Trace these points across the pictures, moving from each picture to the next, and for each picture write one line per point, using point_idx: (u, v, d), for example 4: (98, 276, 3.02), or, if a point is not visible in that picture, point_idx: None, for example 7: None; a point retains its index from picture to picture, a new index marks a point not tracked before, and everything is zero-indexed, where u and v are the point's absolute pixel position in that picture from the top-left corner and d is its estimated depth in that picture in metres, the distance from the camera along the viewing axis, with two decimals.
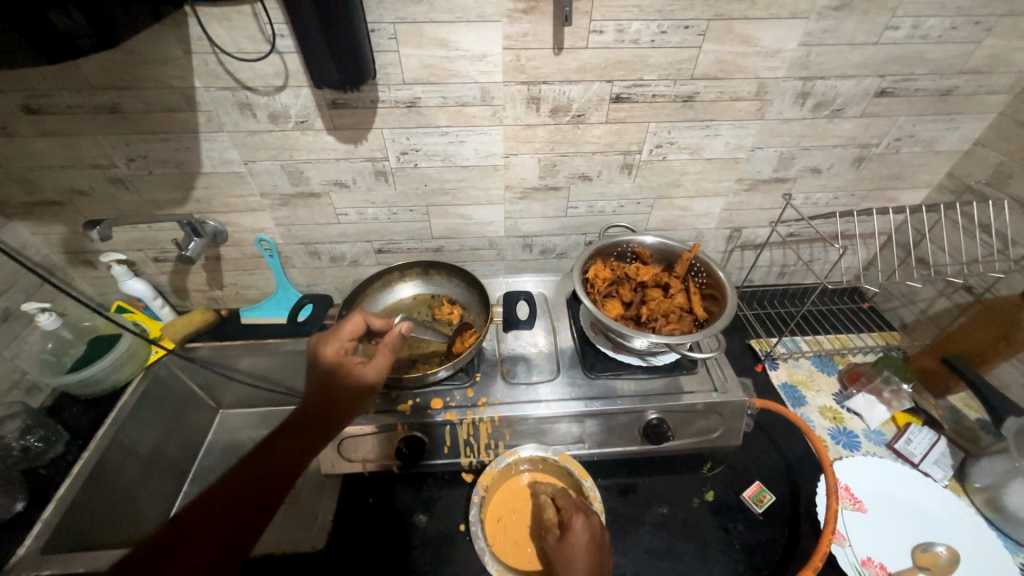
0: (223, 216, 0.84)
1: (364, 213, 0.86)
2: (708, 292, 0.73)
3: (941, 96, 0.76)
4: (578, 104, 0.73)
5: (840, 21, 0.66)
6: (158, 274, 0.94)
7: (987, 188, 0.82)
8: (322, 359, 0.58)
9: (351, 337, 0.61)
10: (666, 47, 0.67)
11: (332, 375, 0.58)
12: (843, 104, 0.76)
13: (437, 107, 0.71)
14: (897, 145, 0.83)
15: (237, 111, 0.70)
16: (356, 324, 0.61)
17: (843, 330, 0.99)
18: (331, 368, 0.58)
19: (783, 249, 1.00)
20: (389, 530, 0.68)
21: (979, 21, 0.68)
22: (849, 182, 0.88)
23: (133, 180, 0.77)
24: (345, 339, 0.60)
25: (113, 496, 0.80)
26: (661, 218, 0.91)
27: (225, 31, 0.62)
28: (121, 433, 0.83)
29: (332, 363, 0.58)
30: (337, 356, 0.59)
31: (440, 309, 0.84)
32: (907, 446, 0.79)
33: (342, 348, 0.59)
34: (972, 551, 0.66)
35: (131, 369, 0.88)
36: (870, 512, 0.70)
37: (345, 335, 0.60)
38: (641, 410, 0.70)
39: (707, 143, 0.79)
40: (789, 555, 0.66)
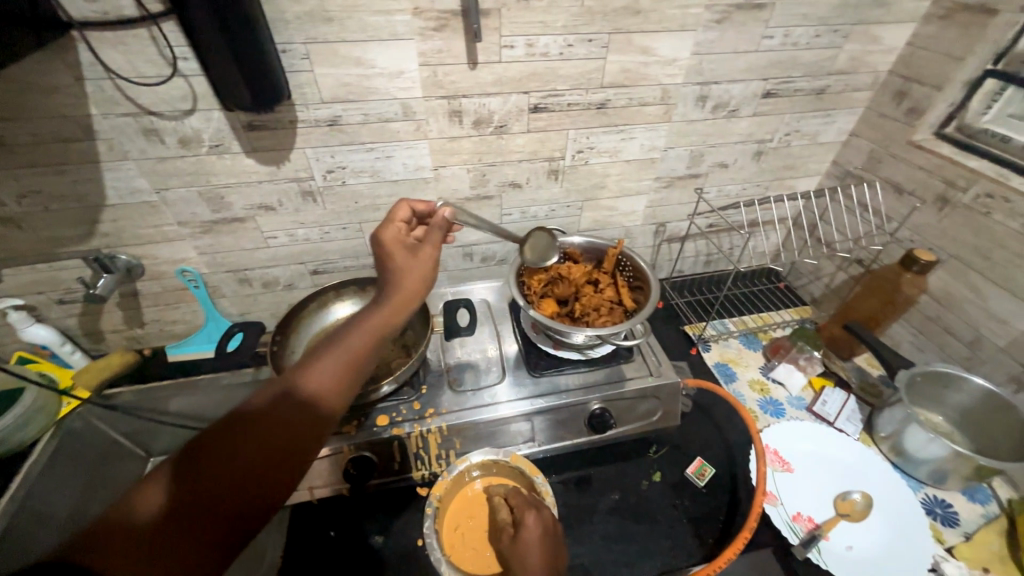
0: (137, 249, 0.79)
1: (294, 235, 0.84)
2: (635, 284, 0.78)
3: (817, 95, 0.86)
4: (499, 115, 0.76)
5: (723, 32, 0.74)
6: (65, 317, 0.86)
7: (863, 172, 0.94)
8: (384, 242, 0.58)
9: (402, 221, 0.62)
10: (574, 59, 0.71)
11: (389, 258, 0.57)
12: (737, 106, 0.84)
13: (360, 124, 0.72)
14: (788, 139, 0.92)
15: (142, 138, 0.66)
16: (403, 211, 0.63)
17: (764, 308, 1.08)
18: (391, 248, 0.58)
19: (705, 239, 1.08)
20: (344, 557, 0.66)
21: (837, 29, 0.78)
22: (753, 175, 0.97)
23: (26, 218, 0.71)
24: (398, 223, 0.61)
25: (23, 567, 0.73)
26: (591, 219, 0.96)
27: (120, 55, 0.59)
28: (30, 497, 0.75)
29: (394, 243, 0.58)
30: (395, 245, 0.58)
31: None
32: (824, 407, 0.87)
33: (396, 228, 0.60)
34: (882, 493, 0.74)
35: (38, 425, 0.79)
36: (796, 471, 0.77)
37: (397, 221, 0.61)
38: (585, 402, 0.73)
39: (624, 146, 0.85)
40: (729, 521, 0.71)
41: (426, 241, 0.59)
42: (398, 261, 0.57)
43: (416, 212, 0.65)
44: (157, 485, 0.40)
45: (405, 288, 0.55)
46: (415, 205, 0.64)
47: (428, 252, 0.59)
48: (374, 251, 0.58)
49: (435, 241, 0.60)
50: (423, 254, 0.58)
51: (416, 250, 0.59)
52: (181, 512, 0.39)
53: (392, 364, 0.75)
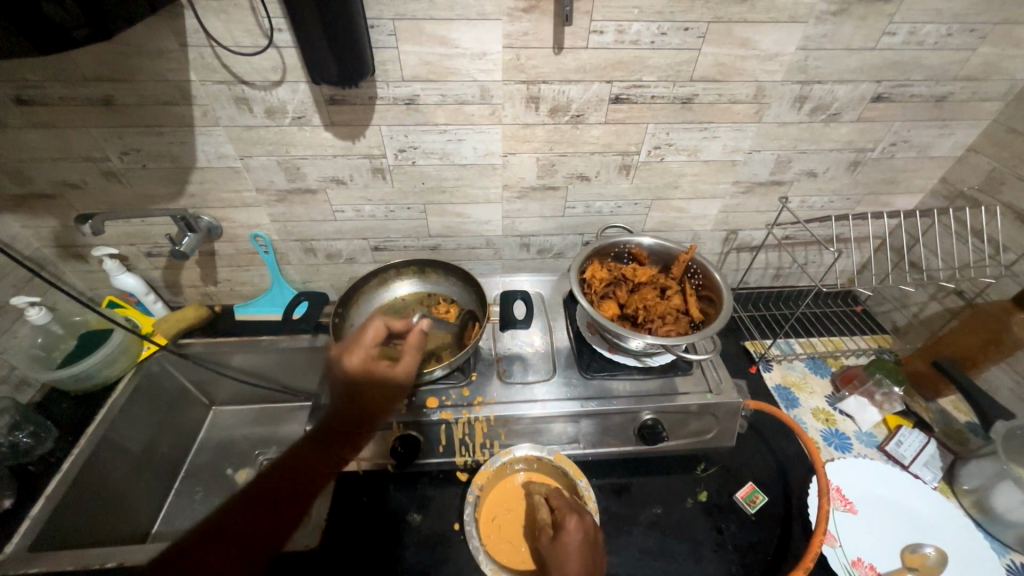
0: (218, 212, 0.83)
1: (360, 210, 0.85)
2: (704, 294, 0.74)
3: (936, 102, 0.77)
4: (578, 104, 0.73)
5: (838, 26, 0.66)
6: (151, 269, 0.93)
7: (979, 193, 0.83)
8: (353, 365, 0.69)
9: (372, 342, 0.71)
10: (666, 48, 0.67)
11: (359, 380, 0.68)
12: (840, 109, 0.76)
13: (436, 105, 0.71)
14: (892, 150, 0.83)
15: (233, 105, 0.69)
16: (378, 327, 0.71)
17: (836, 332, 1.00)
18: (364, 370, 0.69)
19: (779, 252, 1.00)
20: (385, 529, 0.68)
21: (975, 29, 0.68)
22: (844, 186, 0.89)
23: (126, 174, 0.76)
24: (369, 343, 0.70)
25: (104, 493, 0.79)
26: (658, 219, 0.92)
27: (222, 24, 0.61)
28: (112, 429, 0.82)
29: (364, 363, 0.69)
30: (367, 364, 0.69)
31: (437, 309, 0.83)
32: (898, 448, 0.79)
33: (365, 348, 0.70)
34: (960, 552, 0.67)
35: (122, 365, 0.87)
36: (861, 513, 0.71)
37: (370, 339, 0.70)
38: (636, 410, 0.70)
39: (705, 146, 0.79)
40: (780, 555, 0.66)
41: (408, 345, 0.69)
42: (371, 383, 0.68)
43: (391, 329, 0.72)
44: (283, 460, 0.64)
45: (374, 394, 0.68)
46: (390, 324, 0.71)
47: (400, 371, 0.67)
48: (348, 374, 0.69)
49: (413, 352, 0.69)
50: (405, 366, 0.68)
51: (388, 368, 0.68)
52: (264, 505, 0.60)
53: (443, 353, 0.76)
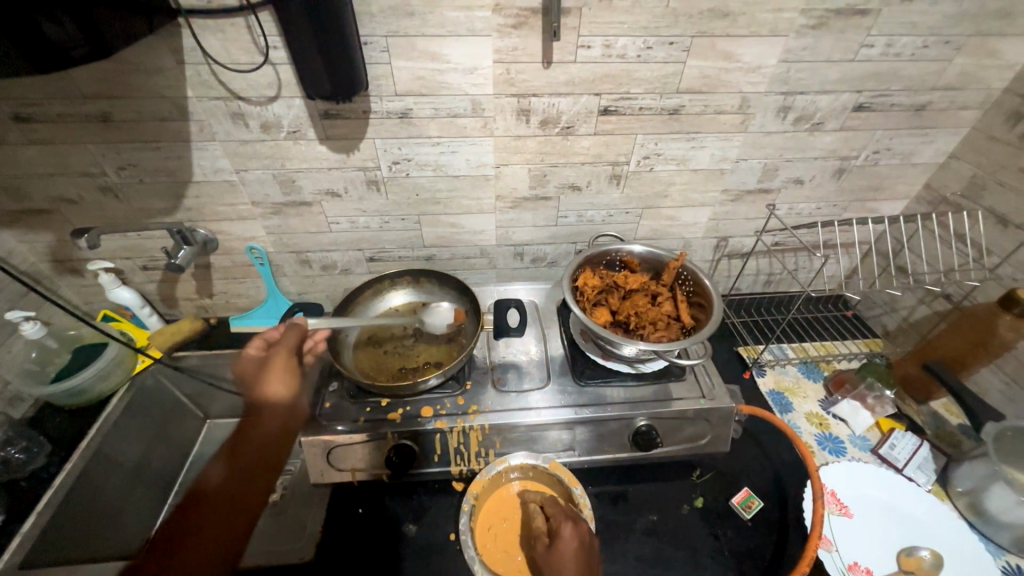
0: (214, 225, 0.84)
1: (355, 222, 0.86)
2: (695, 301, 0.75)
3: (916, 111, 0.79)
4: (567, 116, 0.74)
5: (818, 40, 0.69)
6: (146, 282, 0.93)
7: (961, 199, 0.85)
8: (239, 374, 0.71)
9: (255, 349, 0.72)
10: (652, 62, 0.69)
11: (252, 377, 0.70)
12: (823, 118, 0.78)
13: (429, 118, 0.73)
14: (876, 157, 0.85)
15: (229, 121, 0.70)
16: (256, 341, 0.73)
17: (828, 337, 1.01)
18: (251, 368, 0.71)
19: (769, 258, 1.02)
20: (380, 540, 0.67)
21: (949, 40, 0.71)
22: (830, 193, 0.90)
23: (122, 188, 0.77)
24: (251, 351, 0.72)
25: (96, 508, 0.79)
26: (649, 228, 0.93)
27: (219, 43, 0.62)
28: (105, 443, 0.81)
29: (255, 362, 0.71)
30: (243, 372, 0.71)
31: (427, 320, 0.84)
32: (892, 451, 0.79)
33: (251, 353, 0.72)
34: (956, 554, 0.67)
35: (116, 380, 0.86)
36: (856, 517, 0.71)
37: (253, 347, 0.72)
38: (631, 416, 0.70)
39: (693, 155, 0.81)
40: (777, 560, 0.66)
41: (279, 344, 0.70)
42: (252, 376, 0.70)
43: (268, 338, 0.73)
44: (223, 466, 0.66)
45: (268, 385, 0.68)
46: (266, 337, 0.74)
47: (268, 374, 0.68)
48: (240, 372, 0.71)
49: (283, 356, 0.69)
50: (281, 354, 0.69)
51: (269, 360, 0.69)
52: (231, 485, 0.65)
53: (439, 360, 0.77)
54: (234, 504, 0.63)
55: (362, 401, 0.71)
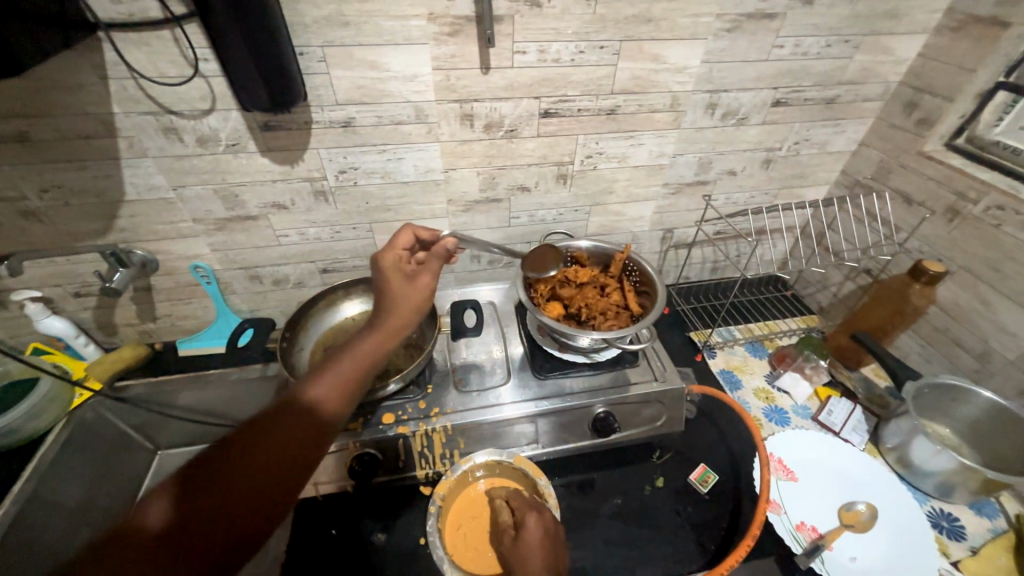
0: (153, 245, 0.80)
1: (305, 233, 0.85)
2: (642, 289, 0.78)
3: (827, 104, 0.87)
4: (510, 119, 0.77)
5: (734, 41, 0.74)
6: (80, 310, 0.88)
7: (873, 182, 0.94)
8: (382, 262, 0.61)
9: (402, 249, 0.65)
10: (586, 65, 0.72)
11: (387, 282, 0.60)
12: (747, 114, 0.85)
13: (373, 126, 0.73)
14: (797, 148, 0.93)
15: (162, 136, 0.68)
16: (403, 238, 0.66)
17: (770, 316, 1.08)
18: (391, 267, 0.61)
19: (712, 246, 1.08)
20: (348, 553, 0.66)
21: (848, 39, 0.78)
22: (761, 183, 0.97)
23: (46, 212, 0.73)
24: (398, 249, 0.64)
25: (33, 555, 0.74)
26: (598, 224, 0.97)
27: (144, 56, 0.61)
28: (43, 485, 0.76)
29: (392, 267, 0.61)
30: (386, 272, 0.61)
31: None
32: (829, 416, 0.86)
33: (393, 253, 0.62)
34: (888, 504, 0.74)
35: (51, 416, 0.81)
36: (801, 480, 0.77)
37: (401, 244, 0.65)
38: (589, 404, 0.73)
39: (633, 152, 0.85)
40: (733, 528, 0.70)
41: (428, 261, 0.61)
42: (395, 286, 0.59)
43: (420, 239, 0.68)
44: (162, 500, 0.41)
45: (403, 301, 0.58)
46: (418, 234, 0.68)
47: (421, 282, 0.60)
48: (376, 274, 0.61)
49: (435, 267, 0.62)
50: (430, 273, 0.61)
51: (416, 275, 0.61)
52: (187, 524, 0.40)
53: (401, 362, 0.77)
54: (213, 532, 0.41)
55: None
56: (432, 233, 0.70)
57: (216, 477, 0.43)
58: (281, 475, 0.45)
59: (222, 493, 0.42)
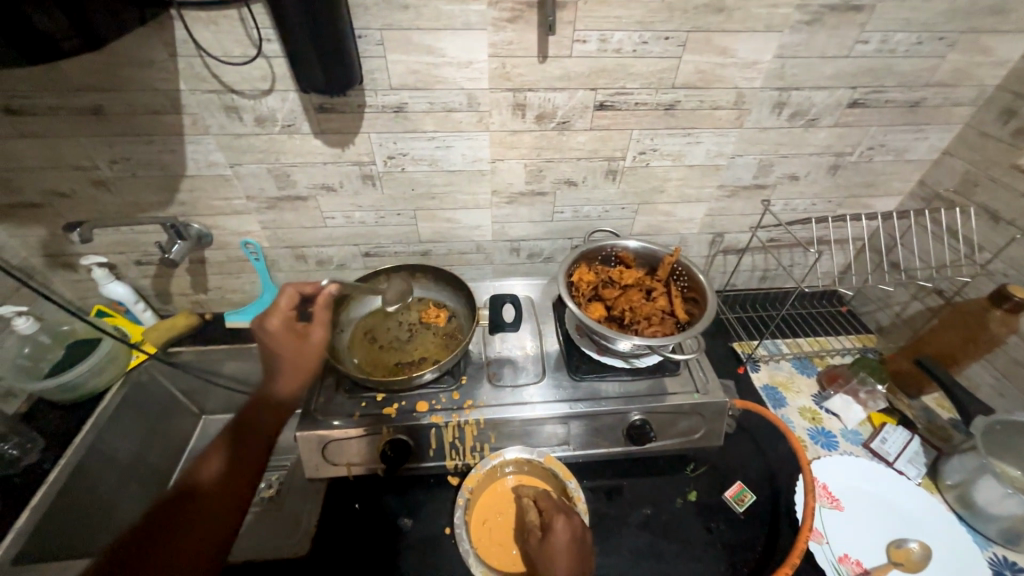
0: (209, 219, 0.83)
1: (351, 217, 0.86)
2: (689, 296, 0.75)
3: (909, 108, 0.79)
4: (563, 111, 0.74)
5: (812, 35, 0.69)
6: (140, 277, 0.93)
7: (954, 195, 0.86)
8: (265, 330, 0.62)
9: (289, 310, 0.65)
10: (648, 56, 0.69)
11: (275, 348, 0.62)
12: (818, 114, 0.79)
13: (424, 112, 0.72)
14: (870, 153, 0.86)
15: (223, 114, 0.70)
16: (290, 295, 0.65)
17: (822, 333, 1.02)
18: (275, 333, 0.62)
19: (764, 254, 1.02)
20: (375, 534, 0.68)
21: (943, 36, 0.71)
22: (825, 189, 0.91)
23: (115, 182, 0.76)
24: (285, 312, 0.64)
25: (90, 503, 0.79)
26: (645, 223, 0.93)
27: (212, 35, 0.62)
28: (100, 439, 0.81)
29: (275, 334, 0.62)
30: (264, 331, 0.62)
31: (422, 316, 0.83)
32: (883, 445, 0.80)
33: (284, 305, 0.64)
34: (945, 546, 0.68)
35: (109, 376, 0.86)
36: (846, 510, 0.72)
37: (281, 308, 0.64)
38: (625, 411, 0.71)
39: (689, 151, 0.81)
40: (769, 552, 0.67)
41: (318, 313, 0.64)
42: (288, 350, 0.62)
43: (304, 295, 0.66)
44: (215, 458, 0.55)
45: (302, 361, 0.62)
46: (301, 290, 0.65)
47: (316, 335, 0.63)
48: (262, 341, 0.62)
49: (325, 315, 0.65)
50: (320, 329, 0.64)
51: (306, 334, 0.64)
52: (234, 478, 0.54)
53: (436, 352, 0.77)
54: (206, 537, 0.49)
55: (357, 396, 0.71)
56: (318, 282, 0.68)
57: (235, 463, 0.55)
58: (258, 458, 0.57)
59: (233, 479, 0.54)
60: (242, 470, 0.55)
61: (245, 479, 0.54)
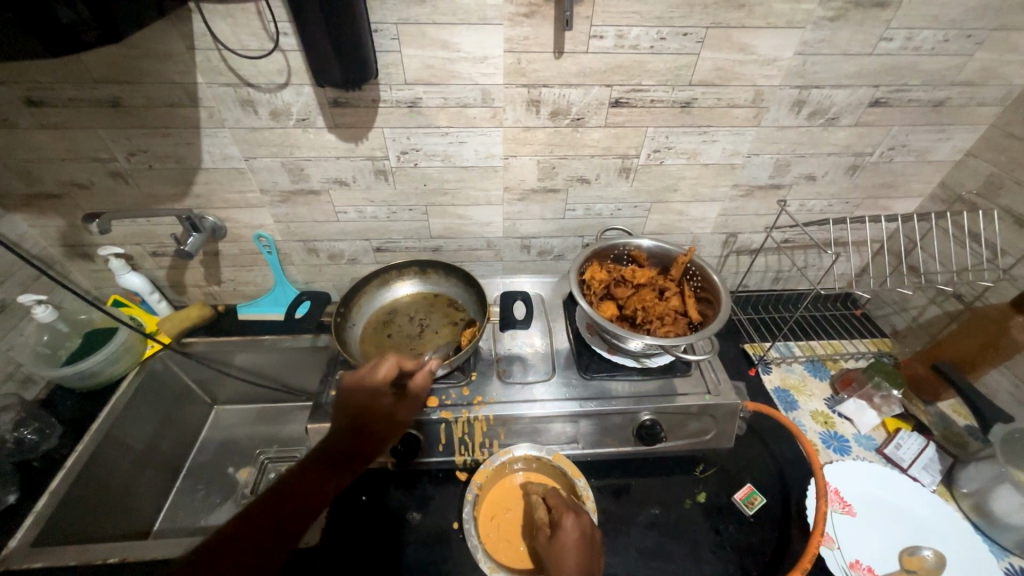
0: (223, 212, 0.84)
1: (363, 211, 0.86)
2: (702, 296, 0.74)
3: (934, 107, 0.78)
4: (578, 107, 0.74)
5: (836, 31, 0.67)
6: (156, 268, 0.94)
7: (977, 198, 0.84)
8: (358, 390, 0.60)
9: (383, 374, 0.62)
10: (665, 53, 0.68)
11: (366, 410, 0.60)
12: (838, 113, 0.77)
13: (438, 107, 0.72)
14: (890, 154, 0.84)
15: (239, 108, 0.70)
16: (390, 362, 0.63)
17: (836, 336, 1.00)
18: (366, 398, 0.60)
19: (778, 255, 1.01)
20: (384, 528, 0.68)
21: (971, 34, 0.69)
22: (843, 190, 0.89)
23: (133, 174, 0.77)
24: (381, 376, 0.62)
25: (106, 490, 0.80)
26: (658, 222, 0.92)
27: (229, 28, 0.62)
28: (116, 426, 0.83)
29: (372, 402, 0.60)
30: (365, 388, 0.60)
31: (445, 323, 0.82)
32: (898, 451, 0.80)
33: (379, 375, 0.61)
34: (959, 554, 0.67)
35: (126, 363, 0.88)
36: (859, 516, 0.71)
37: (380, 373, 0.62)
38: (635, 411, 0.70)
39: (704, 149, 0.80)
40: (778, 555, 0.67)
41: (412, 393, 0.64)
42: (376, 415, 0.60)
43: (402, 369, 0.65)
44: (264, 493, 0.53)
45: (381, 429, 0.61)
46: (402, 362, 0.64)
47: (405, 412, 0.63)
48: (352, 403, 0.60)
49: (419, 397, 0.64)
50: (410, 405, 0.64)
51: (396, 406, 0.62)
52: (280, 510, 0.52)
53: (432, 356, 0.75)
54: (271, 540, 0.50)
55: None
56: (417, 362, 0.66)
57: (288, 504, 0.52)
58: (321, 493, 0.54)
59: (296, 509, 0.52)
60: (304, 483, 0.54)
61: (307, 505, 0.53)
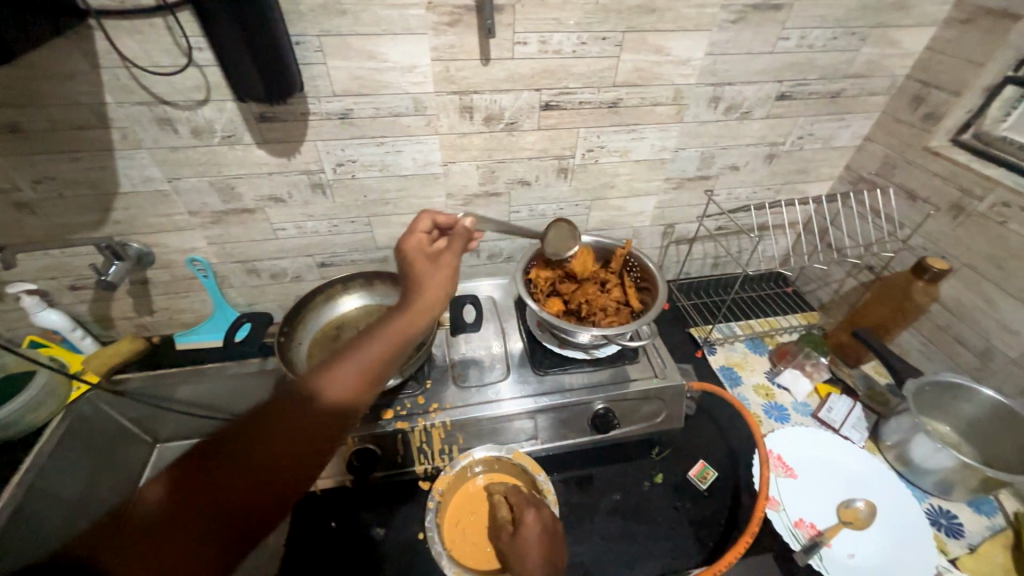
0: (149, 237, 0.79)
1: (303, 227, 0.84)
2: (642, 285, 0.77)
3: (831, 98, 0.85)
4: (510, 112, 0.76)
5: (739, 33, 0.73)
6: (77, 303, 0.87)
7: (877, 177, 0.93)
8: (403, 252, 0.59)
9: (423, 232, 0.62)
10: (588, 57, 0.71)
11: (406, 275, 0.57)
12: (750, 107, 0.83)
13: (370, 118, 0.72)
14: (800, 142, 0.91)
15: (156, 127, 0.67)
16: (425, 222, 0.64)
17: (771, 313, 1.07)
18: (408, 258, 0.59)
19: (714, 242, 1.07)
20: (346, 548, 0.66)
21: (854, 32, 0.77)
22: (764, 177, 0.96)
23: (40, 204, 0.72)
24: (419, 235, 0.61)
25: (30, 548, 0.73)
26: (599, 218, 0.96)
27: (137, 45, 0.59)
28: (40, 478, 0.76)
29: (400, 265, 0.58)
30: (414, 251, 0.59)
31: None
32: (830, 413, 0.86)
33: (414, 243, 0.60)
34: (888, 501, 0.74)
35: (47, 410, 0.81)
36: (801, 477, 0.77)
37: (412, 237, 0.61)
38: (588, 401, 0.73)
39: (634, 146, 0.84)
40: (732, 524, 0.70)
41: (415, 245, 0.59)
42: (410, 273, 0.57)
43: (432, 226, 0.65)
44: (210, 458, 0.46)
45: (432, 281, 0.56)
46: (436, 218, 0.64)
47: (443, 268, 0.57)
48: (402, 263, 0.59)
49: (453, 252, 0.58)
50: (425, 260, 0.57)
51: (435, 261, 0.58)
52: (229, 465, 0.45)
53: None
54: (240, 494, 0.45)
55: None
56: (450, 216, 0.67)
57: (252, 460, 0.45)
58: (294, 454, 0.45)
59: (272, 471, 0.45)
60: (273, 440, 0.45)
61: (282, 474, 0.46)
